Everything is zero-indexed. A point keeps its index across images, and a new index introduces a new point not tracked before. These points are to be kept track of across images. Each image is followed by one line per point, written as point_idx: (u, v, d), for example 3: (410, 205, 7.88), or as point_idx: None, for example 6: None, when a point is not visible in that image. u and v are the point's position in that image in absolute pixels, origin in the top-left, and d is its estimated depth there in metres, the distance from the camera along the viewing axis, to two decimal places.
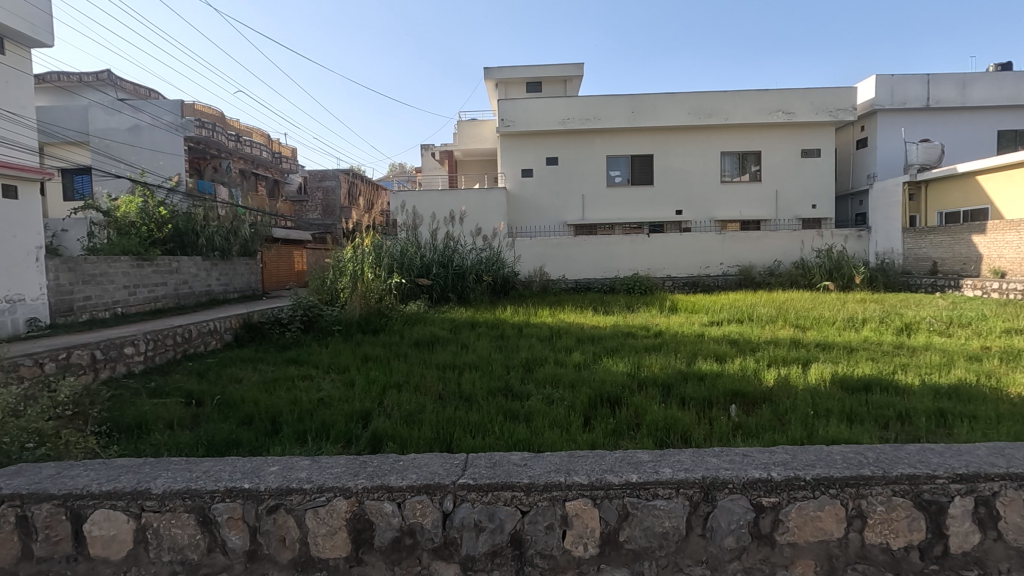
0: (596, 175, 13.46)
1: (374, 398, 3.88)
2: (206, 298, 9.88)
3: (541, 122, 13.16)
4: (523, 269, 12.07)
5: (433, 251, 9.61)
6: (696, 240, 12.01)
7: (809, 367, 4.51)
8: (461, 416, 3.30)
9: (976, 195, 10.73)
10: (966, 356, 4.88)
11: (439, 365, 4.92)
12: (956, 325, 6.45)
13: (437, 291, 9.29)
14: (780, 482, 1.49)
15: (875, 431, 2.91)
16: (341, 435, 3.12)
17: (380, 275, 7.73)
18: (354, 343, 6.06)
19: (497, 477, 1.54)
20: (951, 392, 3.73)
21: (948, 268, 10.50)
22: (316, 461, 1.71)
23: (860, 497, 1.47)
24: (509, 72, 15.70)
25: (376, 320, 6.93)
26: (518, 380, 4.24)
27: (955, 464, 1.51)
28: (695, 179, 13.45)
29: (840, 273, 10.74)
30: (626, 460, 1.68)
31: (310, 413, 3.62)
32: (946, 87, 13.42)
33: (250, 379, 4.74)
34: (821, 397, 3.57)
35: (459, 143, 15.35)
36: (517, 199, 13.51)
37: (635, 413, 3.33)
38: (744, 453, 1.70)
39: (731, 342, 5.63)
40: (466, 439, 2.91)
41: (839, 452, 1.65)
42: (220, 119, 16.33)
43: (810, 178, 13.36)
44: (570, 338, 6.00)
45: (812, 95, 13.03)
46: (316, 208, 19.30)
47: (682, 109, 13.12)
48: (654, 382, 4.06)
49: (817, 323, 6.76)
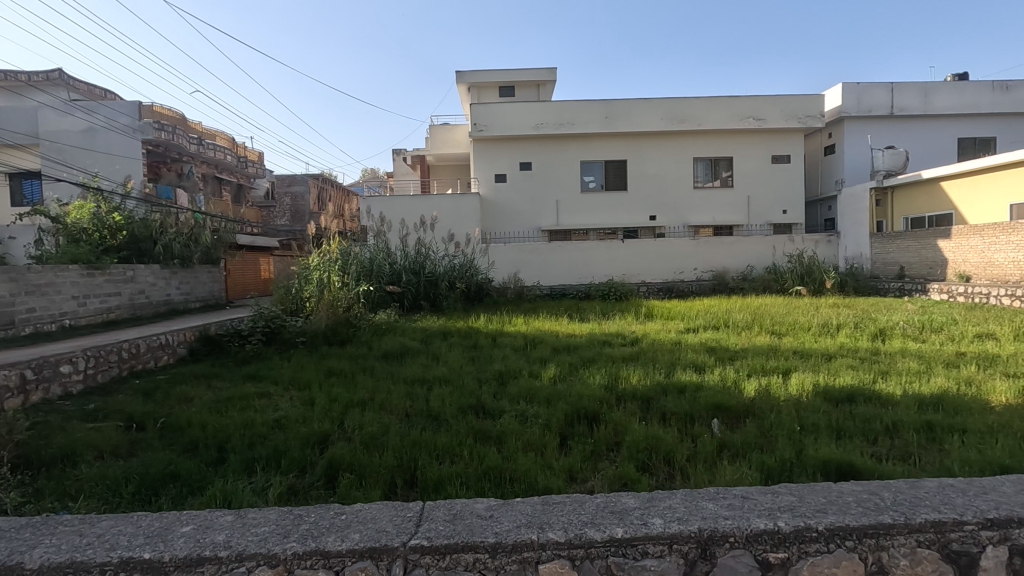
0: (570, 181, 13.33)
1: (334, 419, 3.52)
2: (165, 309, 9.33)
3: (514, 126, 12.97)
4: (497, 276, 11.79)
5: (404, 258, 9.28)
6: (669, 246, 11.96)
7: (789, 377, 4.32)
8: (426, 438, 3.00)
9: (941, 201, 10.91)
10: (943, 362, 4.78)
11: (406, 379, 4.61)
12: (928, 329, 6.44)
13: (408, 298, 8.98)
14: (789, 535, 1.31)
15: (864, 447, 2.71)
16: (294, 463, 2.74)
17: (348, 282, 7.38)
18: (318, 356, 5.72)
19: (456, 536, 1.31)
20: (936, 403, 3.54)
21: (916, 272, 10.62)
22: (241, 519, 1.44)
23: (879, 548, 1.32)
24: (482, 76, 15.51)
25: (343, 331, 6.53)
26: (491, 397, 3.93)
27: (983, 507, 1.38)
28: (669, 184, 13.42)
29: (811, 277, 10.82)
30: (610, 507, 1.47)
31: (263, 438, 3.24)
32: (910, 94, 13.69)
33: (201, 399, 4.34)
34: (805, 411, 3.37)
35: (431, 148, 15.06)
36: (492, 205, 13.27)
37: (614, 432, 3.09)
38: (743, 496, 1.52)
39: (709, 351, 5.45)
40: (433, 466, 2.60)
41: (851, 494, 1.50)
42: (181, 121, 15.70)
43: (781, 184, 13.44)
44: (546, 347, 5.77)
45: (784, 102, 13.13)
46: (284, 213, 18.78)
47: (656, 113, 13.08)
48: (632, 396, 3.84)
49: (793, 329, 6.66)
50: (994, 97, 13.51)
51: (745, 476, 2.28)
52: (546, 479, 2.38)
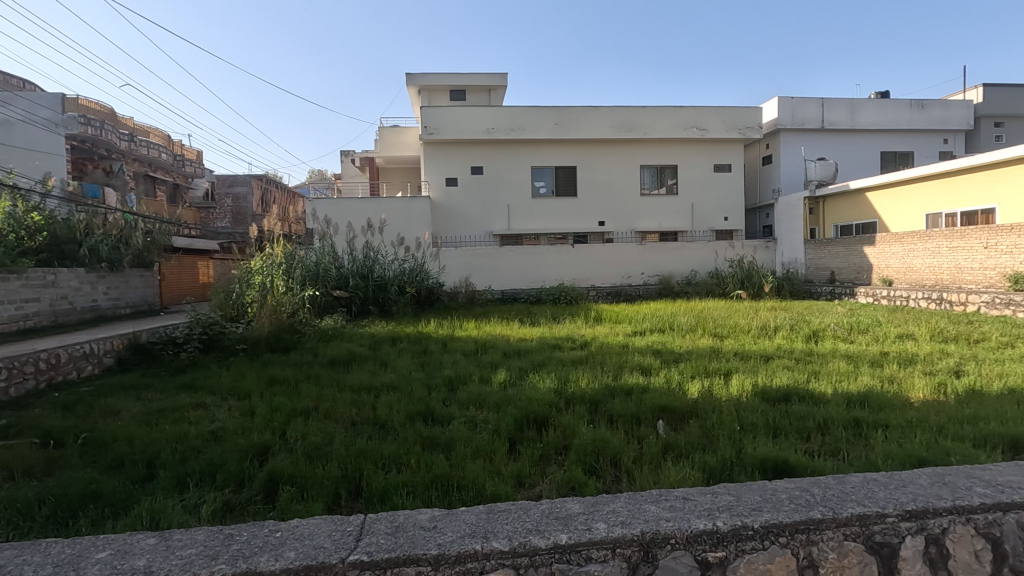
0: (520, 186, 13.41)
1: (275, 429, 3.38)
2: (91, 315, 8.72)
3: (465, 130, 12.93)
4: (448, 281, 11.69)
5: (352, 262, 9.08)
6: (617, 251, 12.22)
7: (731, 379, 4.49)
8: (373, 447, 2.92)
9: (866, 210, 11.63)
10: (870, 362, 5.08)
11: (353, 387, 4.48)
12: (856, 331, 6.84)
13: (356, 303, 8.78)
14: (726, 533, 1.35)
15: (798, 444, 2.84)
16: (231, 477, 2.60)
17: (293, 287, 7.12)
18: (260, 364, 5.49)
19: (398, 550, 1.28)
20: (863, 400, 3.76)
21: (844, 277, 11.27)
22: (165, 542, 1.36)
23: (810, 543, 1.38)
24: (433, 79, 15.40)
25: (287, 337, 6.31)
26: (440, 403, 3.88)
27: (903, 499, 1.47)
28: (618, 191, 13.73)
29: (751, 282, 11.28)
30: (555, 514, 1.47)
31: (197, 451, 3.07)
32: (839, 109, 14.56)
33: (130, 411, 4.07)
34: (744, 411, 3.50)
35: (381, 150, 14.80)
36: (442, 208, 13.16)
37: (563, 435, 3.11)
38: (684, 498, 1.55)
39: (655, 353, 5.60)
40: (379, 475, 2.54)
41: (784, 491, 1.57)
42: (110, 116, 14.80)
43: (723, 192, 13.99)
44: (497, 352, 5.77)
45: (725, 113, 13.69)
46: (225, 215, 18.00)
47: (604, 121, 13.36)
48: (581, 400, 3.88)
49: (734, 331, 6.94)
50: (912, 115, 14.55)
51: (688, 476, 2.34)
52: (494, 486, 2.36)
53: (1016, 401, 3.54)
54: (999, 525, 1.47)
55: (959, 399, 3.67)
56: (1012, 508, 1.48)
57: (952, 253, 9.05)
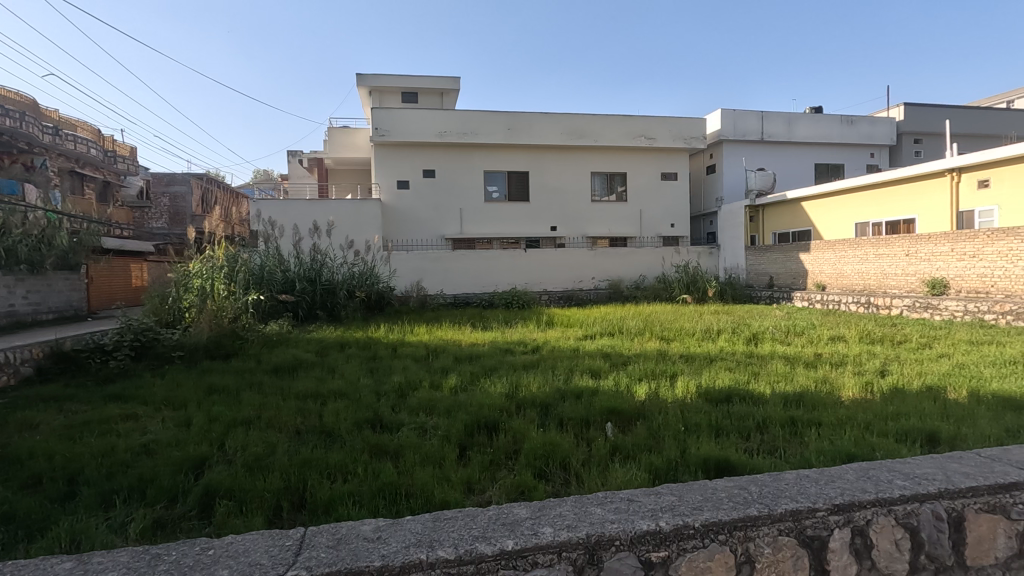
0: (473, 190, 13.38)
1: (213, 440, 3.22)
2: (7, 321, 8.06)
3: (417, 133, 12.80)
4: (399, 285, 11.50)
5: (299, 266, 8.80)
6: (568, 256, 12.38)
7: (676, 381, 4.62)
8: (318, 456, 2.83)
9: (802, 219, 12.27)
10: (805, 363, 5.35)
11: (299, 395, 4.33)
12: (793, 333, 7.18)
13: (303, 308, 8.52)
14: (669, 533, 1.38)
15: (739, 443, 2.95)
16: (163, 492, 2.46)
17: (235, 291, 6.82)
18: (198, 372, 5.23)
19: (340, 563, 1.24)
20: (798, 400, 3.95)
21: (782, 282, 11.84)
22: (83, 567, 1.28)
23: (747, 540, 1.43)
24: (384, 80, 15.18)
25: (228, 344, 6.04)
26: (389, 409, 3.80)
27: (832, 495, 1.55)
28: (569, 197, 13.93)
29: (696, 287, 11.67)
30: (502, 519, 1.46)
31: (126, 465, 2.88)
32: (776, 123, 15.31)
33: (50, 424, 3.78)
34: (689, 412, 3.62)
35: (330, 151, 14.44)
36: (393, 211, 12.95)
37: (513, 440, 3.10)
38: (630, 499, 1.58)
39: (605, 356, 5.70)
40: (323, 486, 2.46)
41: (724, 490, 1.62)
42: (32, 108, 13.79)
43: (670, 200, 14.43)
44: (448, 357, 5.71)
45: (671, 123, 14.13)
46: (161, 215, 17.09)
47: (556, 128, 13.53)
48: (532, 404, 3.89)
49: (680, 334, 7.16)
50: (842, 129, 15.47)
51: (635, 477, 2.38)
52: (443, 493, 2.32)
53: (934, 398, 3.81)
54: (916, 515, 1.57)
55: (883, 398, 3.91)
56: (929, 499, 1.58)
57: (878, 260, 9.67)
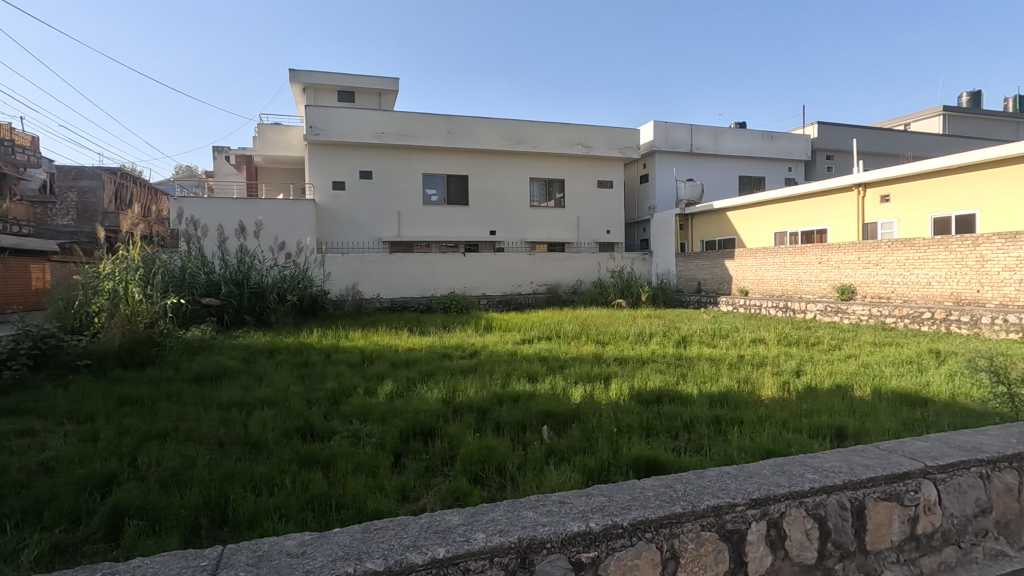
0: (411, 193, 13.20)
1: (123, 455, 2.98)
2: None
3: (354, 133, 12.48)
4: (333, 289, 11.15)
5: (224, 268, 8.36)
6: (507, 260, 12.46)
7: (610, 383, 4.74)
8: (243, 468, 2.68)
9: (727, 228, 12.94)
10: (729, 364, 5.66)
11: (222, 404, 4.10)
12: (719, 336, 7.56)
13: (229, 313, 8.07)
14: (598, 533, 1.41)
15: (668, 442, 3.07)
16: (63, 514, 2.25)
17: (152, 294, 6.34)
18: (108, 381, 4.84)
19: None
20: (722, 400, 4.16)
21: (709, 287, 12.45)
22: None
23: (672, 537, 1.49)
24: (319, 78, 14.72)
25: (144, 351, 5.62)
26: (320, 417, 3.67)
27: (750, 489, 1.63)
28: (508, 201, 14.03)
29: (630, 291, 12.04)
30: (434, 527, 1.45)
31: (20, 487, 2.62)
32: (704, 136, 16.09)
33: None
34: (622, 413, 3.72)
35: (260, 148, 13.82)
36: (328, 212, 12.54)
37: (449, 445, 3.08)
38: (561, 501, 1.61)
39: (542, 360, 5.78)
40: (247, 500, 2.33)
41: (651, 489, 1.67)
42: None
43: (605, 207, 14.83)
44: (384, 362, 5.58)
45: (607, 133, 14.53)
46: (67, 211, 15.70)
47: (496, 133, 13.61)
48: (469, 408, 3.87)
49: (615, 338, 7.38)
50: (763, 144, 16.48)
51: (568, 479, 2.42)
52: (376, 502, 2.27)
53: (842, 396, 4.11)
54: (825, 506, 1.68)
55: (799, 396, 4.19)
56: (836, 490, 1.70)
57: (795, 267, 10.35)
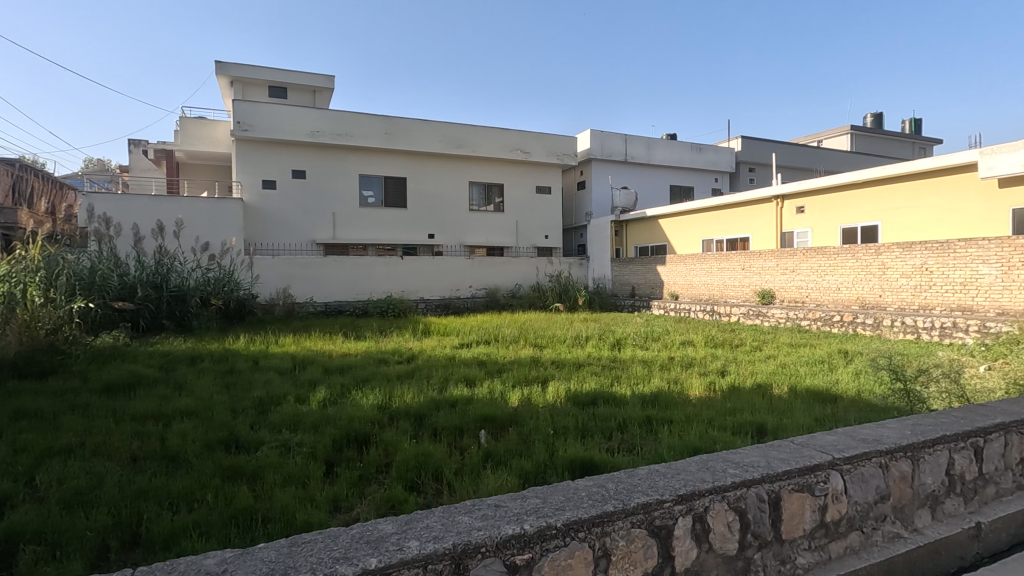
0: (347, 194, 12.85)
1: (18, 475, 2.71)
2: None
3: (286, 130, 12.01)
4: (262, 292, 10.66)
5: (139, 270, 7.79)
6: (446, 263, 12.38)
7: (547, 386, 4.80)
8: (159, 484, 2.51)
9: (659, 234, 13.46)
10: (661, 365, 5.88)
11: (136, 416, 3.81)
12: (651, 339, 7.82)
13: (146, 318, 7.54)
14: (533, 535, 1.42)
15: (602, 443, 3.15)
16: None
17: (55, 298, 5.79)
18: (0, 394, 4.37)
19: None
20: (653, 400, 4.31)
21: (642, 292, 12.89)
22: None
23: (604, 535, 1.52)
24: (248, 71, 14.06)
25: (45, 360, 5.14)
26: (247, 427, 3.50)
27: (677, 486, 1.70)
28: (447, 205, 13.94)
29: (567, 295, 12.25)
30: (366, 537, 1.41)
31: None
32: (638, 145, 16.66)
33: None
34: (558, 415, 3.78)
35: (181, 142, 13.00)
36: (257, 212, 11.98)
37: (385, 452, 3.01)
38: (496, 504, 1.61)
39: (480, 364, 5.78)
40: (163, 518, 2.18)
41: (584, 489, 1.71)
42: None
43: (543, 212, 15.05)
44: (317, 369, 5.39)
45: (546, 139, 14.76)
46: None
47: (434, 135, 13.49)
48: (405, 414, 3.81)
49: (552, 341, 7.49)
50: (692, 155, 17.27)
51: (505, 482, 2.44)
52: (306, 514, 2.18)
53: (762, 394, 4.37)
54: (745, 499, 1.78)
55: (724, 395, 4.42)
56: (755, 483, 1.81)
57: (720, 273, 10.91)
